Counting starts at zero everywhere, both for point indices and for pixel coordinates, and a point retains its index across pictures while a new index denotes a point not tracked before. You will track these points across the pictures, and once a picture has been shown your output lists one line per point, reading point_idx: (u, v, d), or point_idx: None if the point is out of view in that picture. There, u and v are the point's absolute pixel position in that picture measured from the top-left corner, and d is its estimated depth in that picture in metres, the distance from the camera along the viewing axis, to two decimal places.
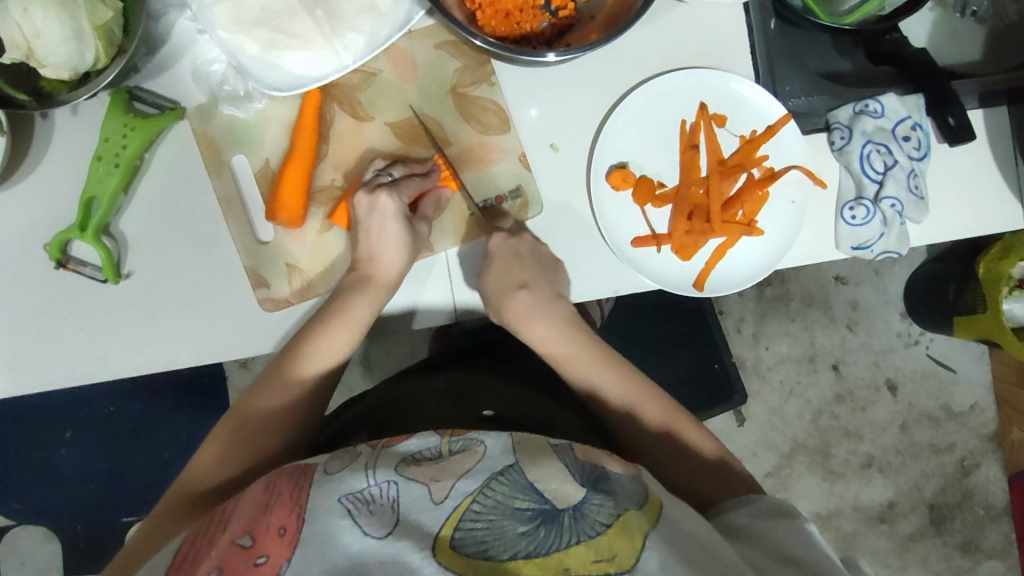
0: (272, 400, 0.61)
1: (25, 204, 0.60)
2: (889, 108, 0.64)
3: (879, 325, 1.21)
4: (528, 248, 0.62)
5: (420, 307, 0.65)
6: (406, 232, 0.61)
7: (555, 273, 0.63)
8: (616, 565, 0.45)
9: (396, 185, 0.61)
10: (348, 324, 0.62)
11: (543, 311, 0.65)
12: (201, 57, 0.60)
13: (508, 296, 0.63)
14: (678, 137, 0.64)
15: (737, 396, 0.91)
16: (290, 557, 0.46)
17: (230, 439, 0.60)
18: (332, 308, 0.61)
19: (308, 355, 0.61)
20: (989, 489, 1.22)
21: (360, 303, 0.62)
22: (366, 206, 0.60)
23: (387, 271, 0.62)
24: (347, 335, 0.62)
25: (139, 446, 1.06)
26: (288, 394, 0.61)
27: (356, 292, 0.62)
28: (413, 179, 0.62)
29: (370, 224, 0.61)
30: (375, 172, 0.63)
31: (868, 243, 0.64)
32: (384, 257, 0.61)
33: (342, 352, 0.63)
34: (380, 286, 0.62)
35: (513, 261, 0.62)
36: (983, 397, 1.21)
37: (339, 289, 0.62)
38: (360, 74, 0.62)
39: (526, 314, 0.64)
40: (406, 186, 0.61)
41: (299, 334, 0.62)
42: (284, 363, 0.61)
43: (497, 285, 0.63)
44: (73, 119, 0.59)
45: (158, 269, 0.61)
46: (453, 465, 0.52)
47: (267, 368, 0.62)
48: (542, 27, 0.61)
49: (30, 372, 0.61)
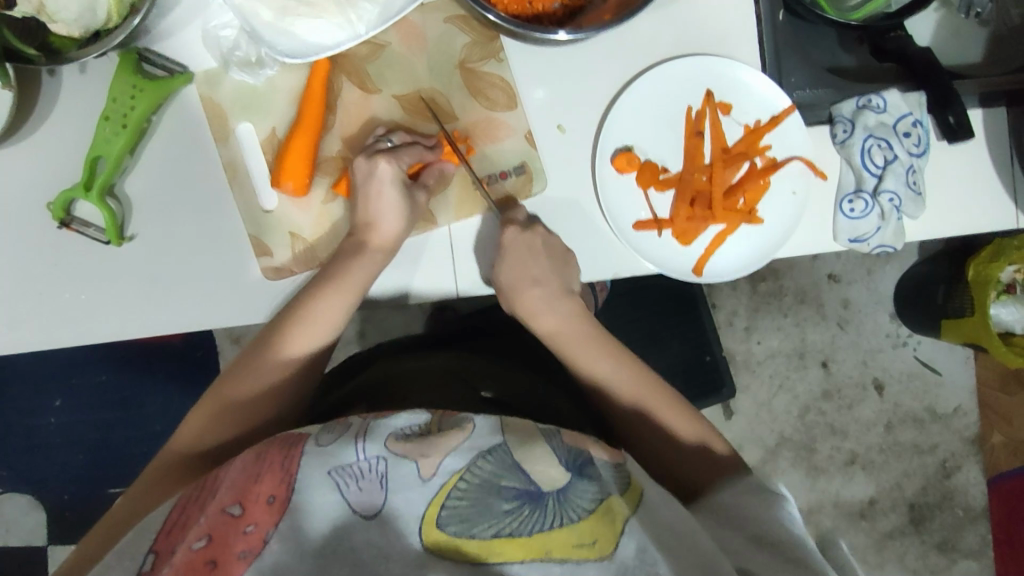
0: (265, 368, 0.61)
1: (30, 162, 0.60)
2: (891, 103, 0.65)
3: (869, 325, 1.23)
4: (541, 236, 0.61)
5: (416, 285, 0.64)
6: (401, 197, 0.62)
7: (566, 266, 0.64)
8: (596, 552, 0.47)
9: (396, 152, 0.62)
10: (343, 289, 0.62)
11: (551, 301, 0.67)
12: (214, 20, 0.60)
13: (510, 281, 0.64)
14: (684, 124, 0.64)
15: (727, 390, 0.92)
16: (276, 525, 0.47)
17: (223, 405, 0.60)
18: (329, 274, 0.62)
19: (302, 322, 0.61)
20: (968, 490, 1.24)
21: (358, 268, 0.62)
22: (363, 170, 0.61)
23: (387, 237, 0.62)
24: (341, 300, 0.62)
25: (129, 416, 1.06)
26: (280, 362, 0.62)
27: (353, 257, 0.62)
28: (416, 146, 0.63)
29: (367, 189, 0.62)
30: (374, 137, 0.63)
31: (865, 236, 0.65)
32: (382, 223, 0.62)
33: (337, 320, 0.63)
34: (376, 252, 0.62)
35: (528, 254, 0.61)
36: (967, 400, 1.23)
37: (337, 255, 0.63)
38: (369, 45, 0.63)
39: (523, 297, 0.65)
40: (405, 153, 0.62)
41: (294, 301, 0.62)
42: (278, 330, 0.61)
43: (509, 278, 0.63)
44: (82, 78, 0.59)
45: (161, 233, 0.61)
46: (441, 438, 0.51)
47: (261, 335, 0.63)
48: (555, 6, 0.62)
49: (29, 331, 0.61)
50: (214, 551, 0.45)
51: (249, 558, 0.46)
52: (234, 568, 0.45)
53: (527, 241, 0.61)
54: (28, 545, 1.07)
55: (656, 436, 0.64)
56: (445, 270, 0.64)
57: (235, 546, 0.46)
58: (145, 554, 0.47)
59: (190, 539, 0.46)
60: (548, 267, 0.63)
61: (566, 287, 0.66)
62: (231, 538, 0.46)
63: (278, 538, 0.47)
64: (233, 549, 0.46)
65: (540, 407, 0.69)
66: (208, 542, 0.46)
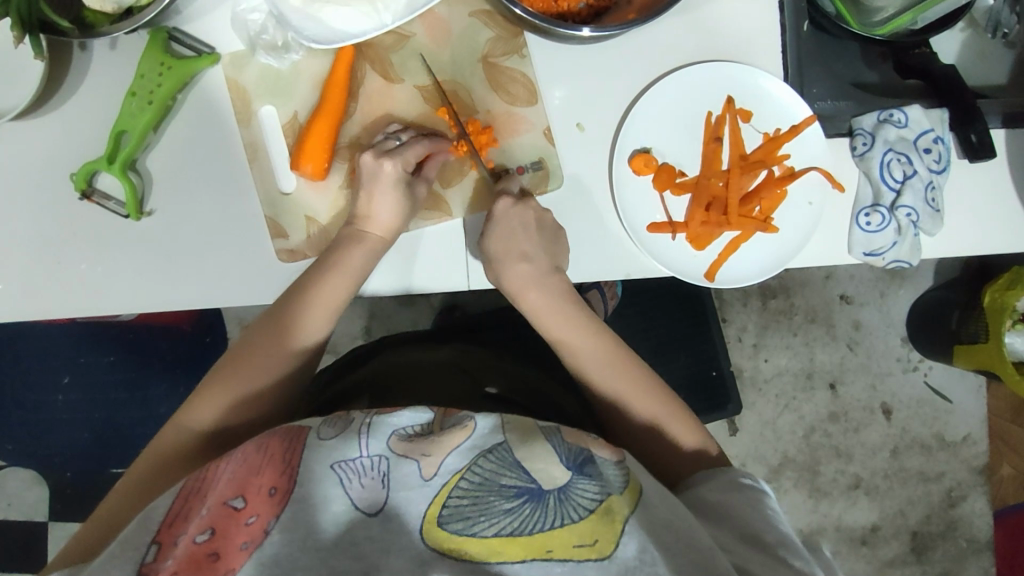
0: (260, 360, 0.61)
1: (56, 134, 0.61)
2: (913, 118, 0.66)
3: (880, 348, 1.22)
4: (534, 211, 0.61)
5: (417, 285, 0.64)
6: (403, 197, 0.62)
7: (557, 242, 0.63)
8: (597, 552, 0.45)
9: (400, 150, 0.61)
10: (343, 276, 0.62)
11: (540, 278, 0.65)
12: (242, 4, 0.61)
13: (508, 263, 0.63)
14: (702, 129, 0.64)
15: (732, 406, 0.90)
16: (278, 514, 0.47)
17: (219, 402, 0.60)
18: (326, 266, 0.62)
19: (298, 315, 0.62)
20: (974, 522, 1.22)
21: (359, 255, 0.62)
22: (370, 168, 0.61)
23: (385, 228, 0.62)
24: (342, 286, 0.62)
25: (134, 399, 1.04)
26: (275, 354, 0.62)
27: (349, 245, 0.62)
28: (419, 143, 0.62)
29: (370, 186, 0.62)
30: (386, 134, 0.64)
31: (880, 250, 0.65)
32: (379, 214, 0.62)
33: (338, 305, 0.63)
34: (375, 242, 0.62)
35: (519, 230, 0.61)
36: (976, 429, 1.22)
37: (337, 242, 0.63)
38: (395, 35, 0.63)
39: (522, 283, 0.65)
40: (411, 150, 0.62)
41: (293, 289, 0.63)
42: (277, 325, 0.62)
43: (498, 250, 0.63)
44: (110, 53, 0.60)
45: (178, 212, 0.62)
46: (444, 439, 0.51)
47: (257, 328, 0.63)
48: (580, 7, 0.63)
49: (46, 300, 0.62)
50: (216, 543, 0.45)
51: (251, 548, 0.45)
52: (235, 560, 0.45)
53: (519, 216, 0.61)
54: (29, 519, 1.14)
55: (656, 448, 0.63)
56: (456, 264, 0.64)
57: (237, 538, 0.45)
58: (148, 545, 0.46)
59: (192, 532, 0.46)
60: (541, 244, 0.63)
61: (555, 265, 0.65)
62: (232, 530, 0.46)
63: (280, 529, 0.46)
64: (235, 540, 0.45)
65: (542, 407, 0.69)
66: (211, 535, 0.46)
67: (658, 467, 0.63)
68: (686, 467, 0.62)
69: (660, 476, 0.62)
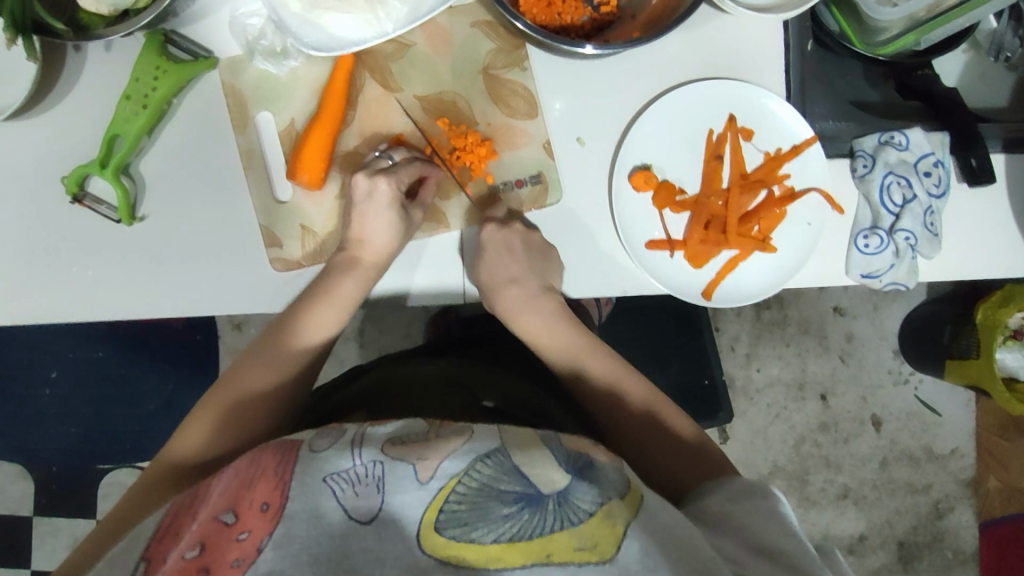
0: (254, 375, 0.61)
1: (48, 135, 0.60)
2: (913, 142, 0.65)
3: (872, 360, 1.22)
4: (519, 233, 0.62)
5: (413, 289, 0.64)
6: (398, 218, 0.61)
7: (545, 261, 0.63)
8: (597, 554, 0.44)
9: (394, 170, 0.61)
10: (336, 303, 0.62)
11: (531, 301, 0.66)
12: (241, 8, 0.60)
13: (497, 290, 0.65)
14: (703, 146, 0.64)
15: (724, 414, 0.91)
16: (271, 531, 0.45)
17: (211, 416, 0.59)
18: (320, 287, 0.62)
19: (293, 333, 0.62)
20: (960, 533, 1.23)
21: (350, 285, 0.62)
22: (363, 189, 0.61)
23: (376, 253, 0.62)
24: (334, 315, 0.62)
25: (123, 394, 1.04)
26: (269, 369, 0.61)
27: (343, 273, 0.62)
28: (412, 163, 0.62)
29: (364, 207, 0.61)
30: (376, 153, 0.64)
31: (878, 272, 0.64)
32: (372, 238, 0.61)
33: (331, 332, 0.63)
34: (368, 268, 0.62)
35: (504, 251, 0.63)
36: (964, 442, 1.22)
37: (327, 269, 0.62)
38: (395, 44, 0.63)
39: (514, 305, 0.65)
40: (404, 172, 0.62)
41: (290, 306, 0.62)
42: (272, 341, 0.62)
43: (487, 278, 0.64)
44: (105, 54, 0.59)
45: (172, 216, 0.61)
46: (439, 444, 0.51)
47: (255, 345, 0.63)
48: (583, 21, 0.62)
49: (35, 302, 0.61)
50: (206, 559, 0.44)
51: (243, 566, 0.44)
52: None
53: (504, 237, 0.62)
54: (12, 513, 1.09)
55: (658, 447, 0.61)
56: (454, 267, 0.64)
57: (228, 554, 0.44)
58: (137, 562, 0.46)
59: (182, 548, 0.45)
60: (527, 266, 0.64)
61: (545, 285, 0.65)
62: (224, 545, 0.45)
63: (273, 545, 0.45)
64: (226, 556, 0.44)
65: (540, 415, 0.68)
66: (201, 551, 0.45)
67: (651, 473, 0.60)
68: (684, 469, 0.60)
69: (659, 485, 0.60)
